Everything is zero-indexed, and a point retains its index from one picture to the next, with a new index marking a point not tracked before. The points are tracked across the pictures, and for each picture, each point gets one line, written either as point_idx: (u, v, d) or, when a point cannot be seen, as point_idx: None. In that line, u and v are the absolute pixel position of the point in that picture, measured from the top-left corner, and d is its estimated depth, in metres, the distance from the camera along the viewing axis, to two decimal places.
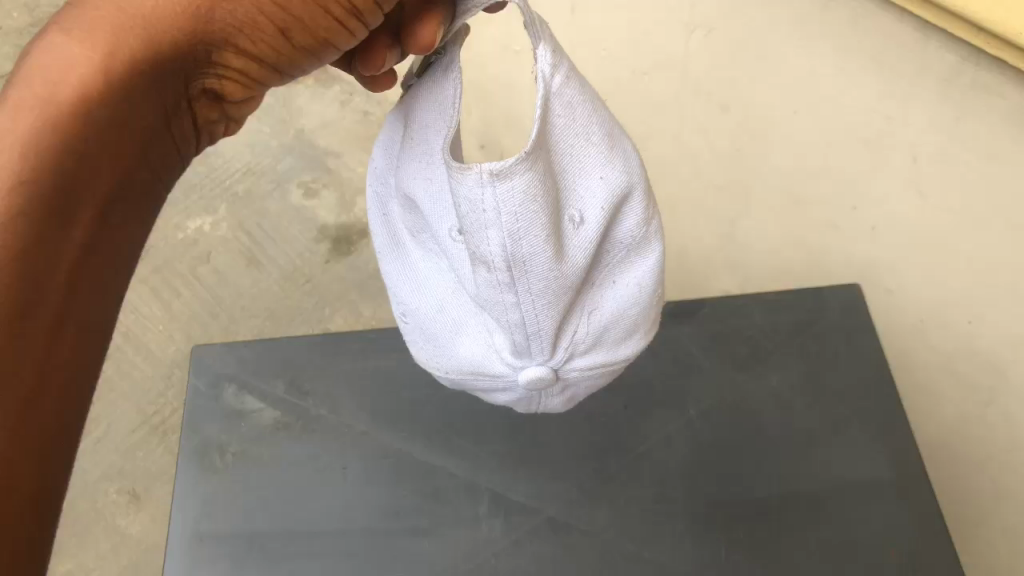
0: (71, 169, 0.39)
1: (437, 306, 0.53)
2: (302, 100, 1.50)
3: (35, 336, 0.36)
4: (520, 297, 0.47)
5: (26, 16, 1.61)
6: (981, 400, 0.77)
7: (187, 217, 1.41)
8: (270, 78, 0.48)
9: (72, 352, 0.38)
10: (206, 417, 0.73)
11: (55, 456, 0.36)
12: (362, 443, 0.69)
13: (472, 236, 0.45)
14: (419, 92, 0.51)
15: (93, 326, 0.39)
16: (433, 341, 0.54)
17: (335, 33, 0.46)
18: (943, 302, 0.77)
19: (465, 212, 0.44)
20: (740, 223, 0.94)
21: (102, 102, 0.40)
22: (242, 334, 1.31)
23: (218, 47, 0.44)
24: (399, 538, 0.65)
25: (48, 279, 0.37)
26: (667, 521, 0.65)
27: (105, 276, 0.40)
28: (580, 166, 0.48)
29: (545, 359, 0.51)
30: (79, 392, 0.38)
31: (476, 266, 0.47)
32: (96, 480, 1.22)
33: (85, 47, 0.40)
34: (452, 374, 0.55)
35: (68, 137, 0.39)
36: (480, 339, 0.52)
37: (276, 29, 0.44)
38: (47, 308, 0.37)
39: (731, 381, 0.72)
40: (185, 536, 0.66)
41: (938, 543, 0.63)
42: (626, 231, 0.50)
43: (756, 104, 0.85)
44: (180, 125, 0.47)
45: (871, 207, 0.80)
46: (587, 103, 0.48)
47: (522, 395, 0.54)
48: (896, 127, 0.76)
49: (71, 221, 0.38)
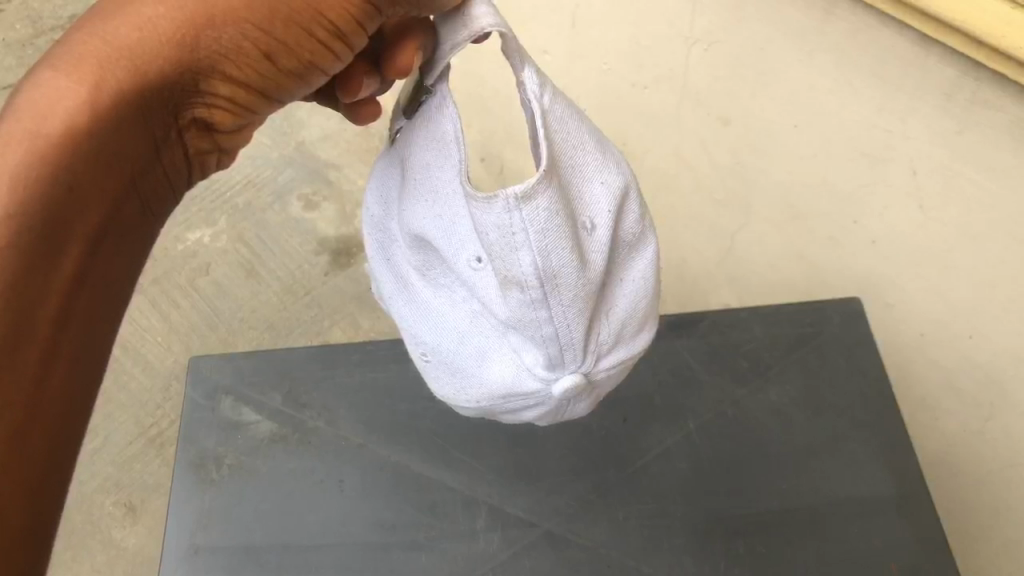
0: (62, 201, 0.41)
1: (459, 337, 0.52)
2: (303, 113, 1.50)
3: (26, 367, 0.37)
4: (554, 310, 0.47)
5: (29, 28, 1.61)
6: (982, 414, 0.77)
7: (187, 228, 1.41)
8: (259, 103, 0.51)
9: (67, 385, 0.39)
10: (202, 429, 0.72)
11: (47, 489, 0.38)
12: (360, 456, 0.69)
13: (502, 261, 0.46)
14: (414, 134, 0.52)
15: (85, 358, 0.41)
16: (459, 373, 0.53)
17: (321, 57, 0.49)
18: (946, 318, 0.77)
19: (495, 240, 0.45)
20: (740, 236, 0.96)
21: (90, 134, 0.42)
22: (240, 346, 1.30)
23: (205, 74, 0.47)
24: (396, 551, 0.64)
25: (38, 311, 0.38)
26: (665, 535, 0.64)
27: (100, 311, 0.43)
28: (582, 176, 0.49)
29: (578, 366, 0.50)
30: (71, 424, 0.40)
31: (506, 288, 0.47)
32: (92, 492, 1.21)
33: (70, 79, 0.42)
34: (483, 403, 0.53)
35: (56, 171, 0.41)
36: (508, 361, 0.51)
37: (261, 54, 0.47)
38: (36, 337, 0.38)
39: (731, 397, 0.71)
40: (181, 548, 0.66)
41: (935, 561, 0.63)
42: (629, 228, 0.51)
43: (755, 118, 0.85)
44: (169, 155, 0.50)
45: (872, 221, 0.80)
46: (575, 117, 0.50)
47: (553, 411, 0.53)
48: (896, 140, 0.75)
49: (61, 252, 0.40)
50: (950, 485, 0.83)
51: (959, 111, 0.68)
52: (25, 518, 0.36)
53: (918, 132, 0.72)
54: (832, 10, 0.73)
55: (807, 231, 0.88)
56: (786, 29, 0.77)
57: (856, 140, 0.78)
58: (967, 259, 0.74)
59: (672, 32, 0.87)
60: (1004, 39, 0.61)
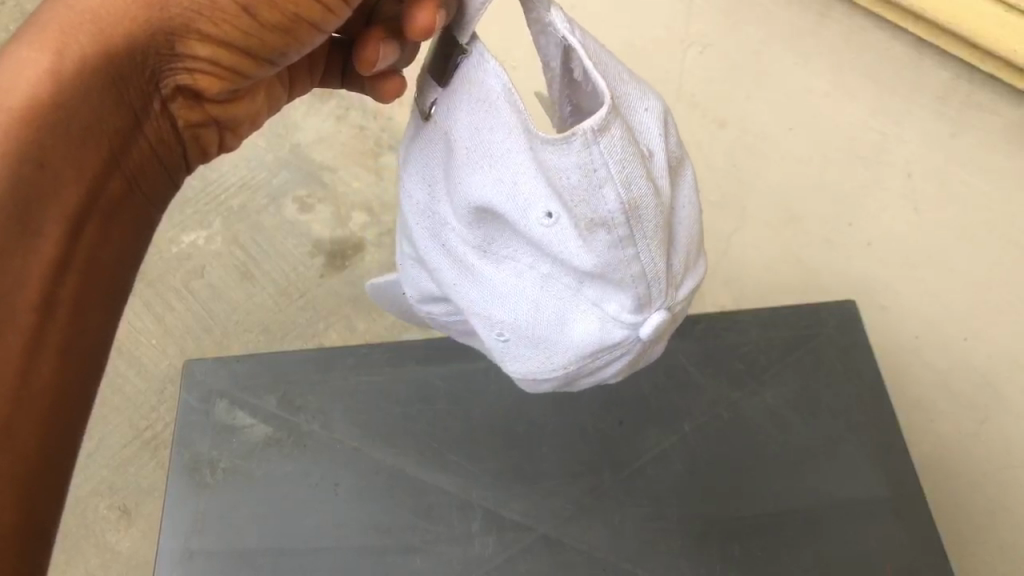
0: (31, 176, 0.44)
1: (535, 305, 0.50)
2: (298, 115, 1.47)
3: (11, 357, 0.42)
4: (640, 246, 0.47)
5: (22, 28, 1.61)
6: (977, 416, 0.80)
7: (182, 231, 1.40)
8: (245, 66, 0.51)
9: (57, 376, 0.44)
10: (195, 433, 0.71)
11: (42, 473, 0.42)
12: (355, 460, 0.69)
13: (587, 205, 0.45)
14: (453, 96, 0.48)
15: (79, 348, 0.46)
16: (542, 343, 0.51)
17: (309, 10, 0.48)
18: (943, 320, 0.83)
19: (578, 182, 0.44)
20: (736, 239, 0.91)
21: (56, 106, 0.45)
22: (236, 349, 1.31)
23: (180, 34, 0.47)
24: (391, 554, 0.64)
25: (16, 302, 0.43)
26: (661, 537, 0.65)
27: (89, 297, 0.47)
28: (630, 104, 0.48)
29: (662, 301, 0.50)
30: (68, 411, 0.44)
31: (591, 233, 0.46)
32: (86, 495, 1.21)
33: (34, 49, 0.45)
34: (570, 366, 0.52)
35: (32, 143, 0.44)
36: (591, 314, 0.50)
37: (238, 7, 0.47)
38: (18, 327, 0.42)
39: (728, 400, 0.71)
40: (175, 552, 0.65)
41: (931, 561, 0.63)
42: (676, 151, 0.51)
43: (753, 119, 0.91)
44: (154, 125, 0.52)
45: (869, 223, 0.87)
46: (603, 46, 0.49)
47: (636, 358, 0.53)
48: (891, 143, 0.87)
49: (35, 232, 0.44)
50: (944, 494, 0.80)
51: None
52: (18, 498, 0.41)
53: None
54: None
55: (803, 234, 0.89)
56: None
57: None
58: None
59: None
60: None
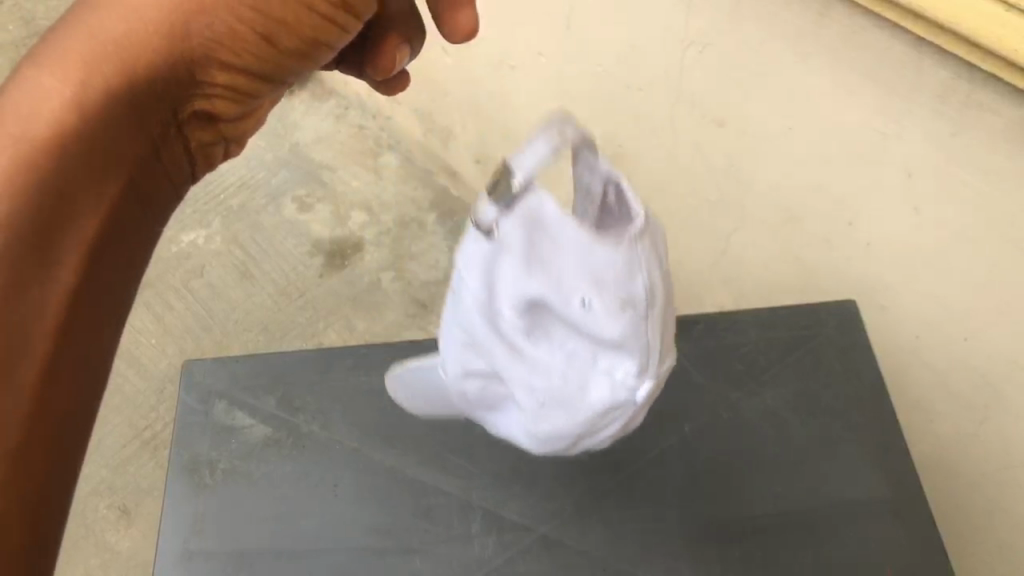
0: (54, 205, 0.41)
1: (547, 372, 0.49)
2: (298, 115, 1.51)
3: (28, 371, 0.38)
4: (651, 331, 0.48)
5: (20, 27, 1.62)
6: (977, 416, 0.77)
7: (181, 231, 1.41)
8: (258, 87, 0.54)
9: (71, 391, 0.40)
10: (193, 435, 0.71)
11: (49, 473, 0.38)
12: (354, 460, 0.69)
13: (609, 296, 0.46)
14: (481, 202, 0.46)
15: (89, 364, 0.42)
16: (549, 404, 0.50)
17: (323, 32, 0.52)
18: (941, 321, 0.77)
19: (605, 282, 0.45)
20: (735, 238, 0.96)
21: (76, 136, 0.43)
22: (235, 349, 1.30)
23: (203, 65, 0.49)
24: (390, 556, 0.64)
25: (32, 327, 0.38)
26: (661, 539, 0.64)
27: (103, 318, 0.43)
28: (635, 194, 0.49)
29: (661, 368, 0.50)
30: (79, 420, 0.40)
31: (613, 317, 0.46)
32: (86, 494, 1.21)
33: (55, 77, 0.43)
34: (571, 430, 0.51)
35: (48, 176, 0.41)
36: (600, 383, 0.49)
37: (255, 34, 0.50)
38: (33, 348, 0.38)
39: (726, 400, 0.71)
40: (174, 554, 0.65)
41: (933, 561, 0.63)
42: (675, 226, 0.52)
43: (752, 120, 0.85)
44: (172, 150, 0.52)
45: (868, 222, 0.80)
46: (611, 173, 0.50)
47: (629, 421, 0.53)
48: (891, 142, 0.75)
49: (57, 264, 0.40)
50: (944, 494, 0.83)
51: (953, 113, 0.69)
52: (28, 495, 0.37)
53: (913, 136, 0.73)
54: (827, 12, 0.74)
55: (803, 233, 0.87)
56: (783, 33, 0.77)
57: (852, 142, 0.78)
58: (964, 261, 0.73)
59: (667, 35, 0.87)
60: (1003, 43, 0.61)
